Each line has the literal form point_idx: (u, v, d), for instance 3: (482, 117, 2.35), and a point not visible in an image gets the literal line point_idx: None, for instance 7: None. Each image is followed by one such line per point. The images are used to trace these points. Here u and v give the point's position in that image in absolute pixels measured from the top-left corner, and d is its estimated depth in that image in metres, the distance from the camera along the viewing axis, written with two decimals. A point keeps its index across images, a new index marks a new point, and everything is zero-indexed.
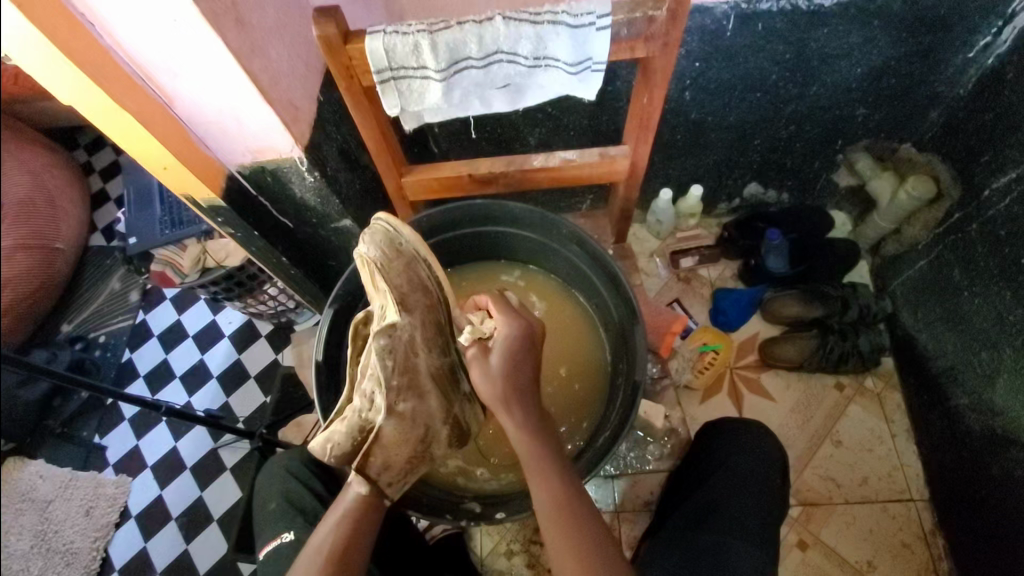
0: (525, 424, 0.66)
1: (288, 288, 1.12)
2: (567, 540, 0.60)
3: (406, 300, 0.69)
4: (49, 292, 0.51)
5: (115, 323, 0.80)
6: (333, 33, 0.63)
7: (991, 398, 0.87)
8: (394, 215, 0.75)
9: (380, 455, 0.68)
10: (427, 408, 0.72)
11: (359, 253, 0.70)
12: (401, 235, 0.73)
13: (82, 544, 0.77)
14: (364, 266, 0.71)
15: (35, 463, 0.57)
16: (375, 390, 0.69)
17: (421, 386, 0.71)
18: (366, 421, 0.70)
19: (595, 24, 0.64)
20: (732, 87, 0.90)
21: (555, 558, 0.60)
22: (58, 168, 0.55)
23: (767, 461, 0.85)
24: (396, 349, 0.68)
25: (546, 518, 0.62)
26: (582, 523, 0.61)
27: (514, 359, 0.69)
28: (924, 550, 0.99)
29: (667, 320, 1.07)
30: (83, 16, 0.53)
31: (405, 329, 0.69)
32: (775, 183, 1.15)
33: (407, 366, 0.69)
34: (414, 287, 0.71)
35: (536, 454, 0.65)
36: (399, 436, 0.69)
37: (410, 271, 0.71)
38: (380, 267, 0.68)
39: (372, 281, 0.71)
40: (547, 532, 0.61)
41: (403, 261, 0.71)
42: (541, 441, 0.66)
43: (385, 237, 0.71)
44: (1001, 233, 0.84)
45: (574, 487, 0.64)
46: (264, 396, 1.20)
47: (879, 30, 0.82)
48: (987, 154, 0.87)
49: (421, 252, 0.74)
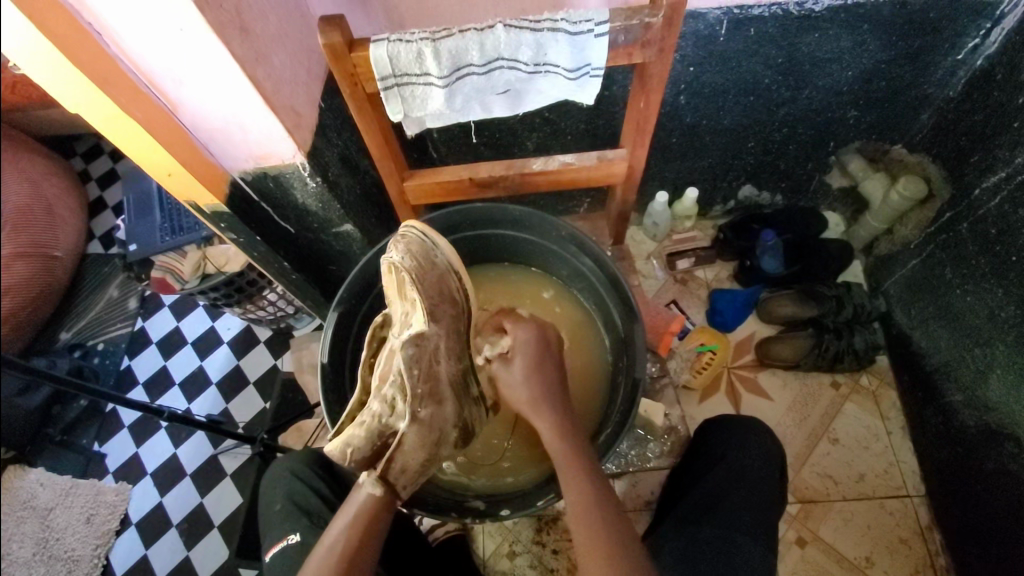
0: (557, 421, 0.70)
1: (289, 294, 1.11)
2: (588, 525, 0.61)
3: (435, 311, 0.70)
4: (45, 300, 0.50)
5: (112, 331, 0.83)
6: (339, 41, 0.64)
7: (984, 394, 0.89)
8: (427, 225, 0.76)
9: (400, 459, 0.69)
10: (444, 413, 0.72)
11: (389, 260, 0.71)
12: (437, 248, 0.74)
13: (83, 552, 0.78)
14: (392, 273, 0.72)
15: (35, 471, 0.58)
16: (397, 396, 0.70)
17: (441, 393, 0.72)
18: (388, 425, 0.71)
19: (593, 30, 0.66)
20: (726, 91, 0.92)
21: (576, 543, 0.61)
22: (59, 178, 0.56)
23: (765, 455, 0.86)
24: (423, 358, 0.69)
25: (570, 504, 0.64)
26: (604, 509, 0.63)
27: (532, 363, 0.74)
28: (922, 545, 1.00)
29: (666, 321, 1.11)
30: (90, 26, 0.54)
31: (433, 338, 0.70)
32: (769, 185, 1.17)
33: (430, 374, 0.70)
34: (442, 298, 0.71)
35: (560, 449, 0.68)
36: (420, 440, 0.70)
37: (442, 283, 0.72)
38: (414, 277, 0.69)
39: (400, 288, 0.72)
40: (573, 528, 0.62)
41: (434, 270, 0.72)
42: (574, 444, 0.69)
43: (421, 249, 0.72)
44: (991, 232, 0.86)
45: (600, 482, 0.65)
46: (264, 402, 1.19)
47: (869, 34, 0.84)
48: (976, 154, 0.89)
49: (453, 264, 0.75)
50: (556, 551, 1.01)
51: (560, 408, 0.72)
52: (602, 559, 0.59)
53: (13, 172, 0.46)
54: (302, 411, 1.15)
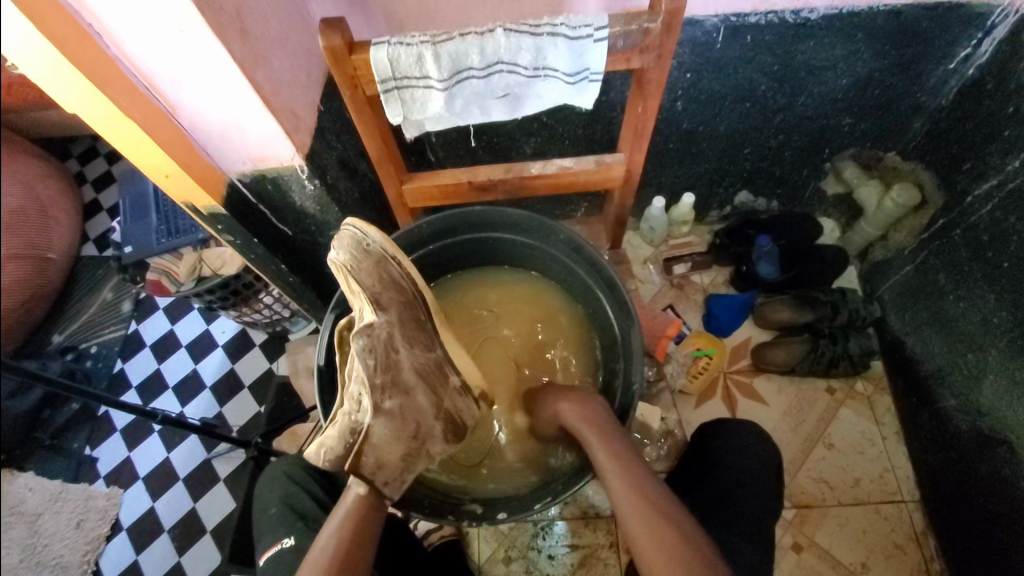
0: (575, 403, 0.77)
1: (285, 296, 1.10)
2: (625, 480, 0.67)
3: (379, 298, 0.69)
4: (39, 301, 0.49)
5: (105, 335, 0.85)
6: (339, 44, 0.64)
7: (977, 399, 0.89)
8: (360, 218, 0.73)
9: (372, 455, 0.68)
10: (416, 403, 0.72)
11: (331, 261, 0.70)
12: (370, 238, 0.72)
13: (71, 558, 0.77)
14: (337, 273, 0.71)
15: (23, 475, 0.55)
16: (361, 392, 0.68)
17: (405, 382, 0.71)
18: (356, 422, 0.70)
19: (593, 36, 0.66)
20: (723, 98, 0.93)
21: (615, 496, 0.67)
22: (53, 179, 0.55)
23: (763, 460, 0.86)
24: (377, 347, 0.68)
25: (603, 465, 0.69)
26: (632, 464, 0.69)
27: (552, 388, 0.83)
28: (916, 550, 1.00)
29: (662, 325, 1.09)
30: (90, 27, 0.55)
31: (383, 328, 0.69)
32: (765, 191, 1.18)
33: (388, 363, 0.69)
34: (386, 286, 0.70)
35: (582, 419, 0.75)
36: (391, 435, 0.69)
37: (381, 270, 0.71)
38: (351, 269, 0.68)
39: (348, 287, 0.71)
40: (611, 482, 0.68)
41: (373, 261, 0.70)
42: (598, 437, 0.72)
43: (353, 241, 0.70)
44: (983, 239, 0.87)
45: (625, 446, 0.71)
46: (258, 406, 1.20)
47: (863, 43, 0.85)
48: (968, 162, 0.90)
49: (389, 251, 0.73)
50: (553, 556, 1.01)
51: (581, 400, 0.77)
52: (639, 501, 0.65)
53: (10, 173, 0.44)
54: (296, 415, 1.14)
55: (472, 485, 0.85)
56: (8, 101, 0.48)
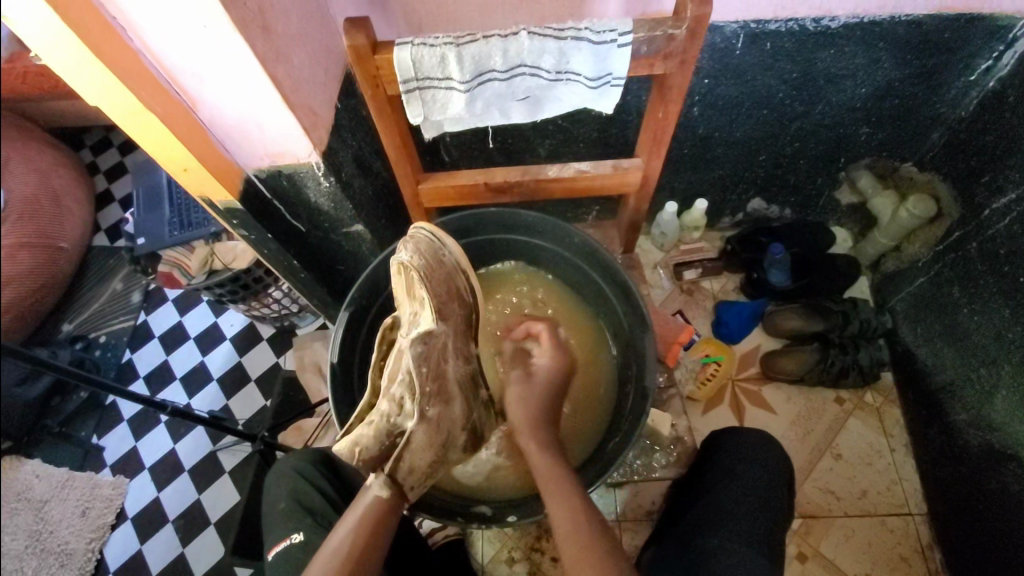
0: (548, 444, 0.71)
1: (294, 292, 1.14)
2: (579, 547, 0.60)
3: (442, 309, 0.69)
4: (52, 289, 0.48)
5: (115, 324, 0.80)
6: (363, 43, 0.65)
7: (989, 413, 0.89)
8: (436, 226, 0.75)
9: (408, 458, 0.68)
10: (451, 414, 0.72)
11: (400, 260, 0.70)
12: (444, 247, 0.73)
13: (77, 545, 0.78)
14: (401, 274, 0.71)
15: (30, 462, 0.54)
16: (405, 396, 0.69)
17: (448, 392, 0.71)
18: (395, 424, 0.70)
19: (617, 40, 0.66)
20: (741, 104, 0.92)
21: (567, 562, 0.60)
22: (68, 168, 0.54)
23: (773, 473, 0.86)
24: (430, 356, 0.68)
25: (561, 533, 0.62)
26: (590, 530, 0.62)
27: (547, 390, 0.76)
28: (922, 564, 1.00)
29: (675, 330, 1.07)
30: (114, 19, 0.55)
31: (440, 335, 0.69)
32: (779, 199, 1.17)
33: (438, 372, 0.69)
34: (450, 296, 0.71)
35: (554, 471, 0.68)
36: (427, 441, 0.69)
37: (451, 281, 0.71)
38: (422, 274, 0.68)
39: (408, 288, 0.71)
40: (562, 545, 0.62)
41: (445, 269, 0.71)
42: (561, 466, 0.68)
43: (429, 247, 0.72)
44: (1000, 253, 0.86)
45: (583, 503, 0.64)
46: (264, 400, 1.22)
47: (884, 51, 0.84)
48: (987, 174, 0.89)
49: (462, 264, 0.74)
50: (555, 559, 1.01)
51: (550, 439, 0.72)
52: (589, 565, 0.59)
53: (20, 161, 0.40)
54: (302, 411, 1.15)
55: (473, 485, 0.85)
56: (38, 88, 0.48)
